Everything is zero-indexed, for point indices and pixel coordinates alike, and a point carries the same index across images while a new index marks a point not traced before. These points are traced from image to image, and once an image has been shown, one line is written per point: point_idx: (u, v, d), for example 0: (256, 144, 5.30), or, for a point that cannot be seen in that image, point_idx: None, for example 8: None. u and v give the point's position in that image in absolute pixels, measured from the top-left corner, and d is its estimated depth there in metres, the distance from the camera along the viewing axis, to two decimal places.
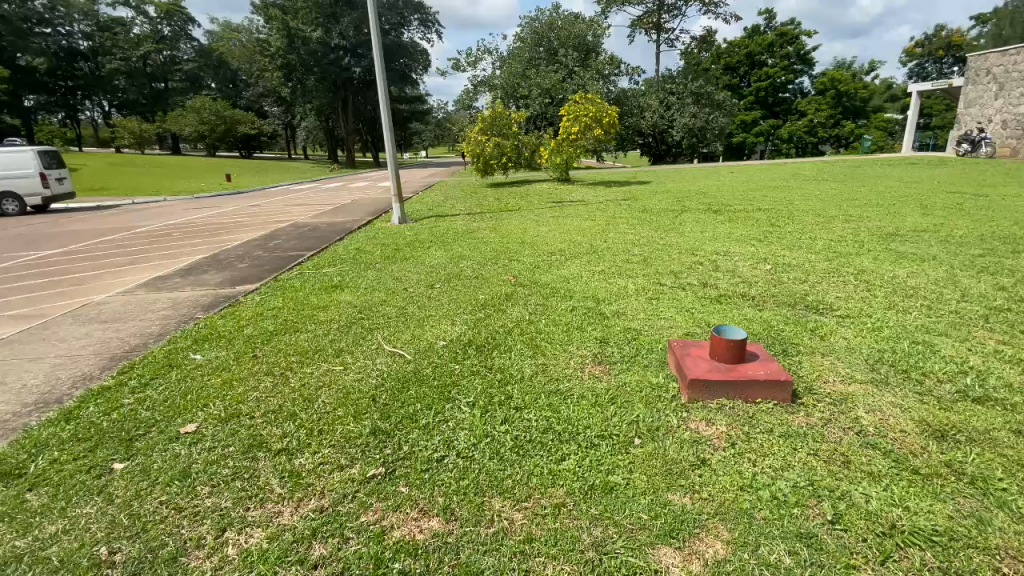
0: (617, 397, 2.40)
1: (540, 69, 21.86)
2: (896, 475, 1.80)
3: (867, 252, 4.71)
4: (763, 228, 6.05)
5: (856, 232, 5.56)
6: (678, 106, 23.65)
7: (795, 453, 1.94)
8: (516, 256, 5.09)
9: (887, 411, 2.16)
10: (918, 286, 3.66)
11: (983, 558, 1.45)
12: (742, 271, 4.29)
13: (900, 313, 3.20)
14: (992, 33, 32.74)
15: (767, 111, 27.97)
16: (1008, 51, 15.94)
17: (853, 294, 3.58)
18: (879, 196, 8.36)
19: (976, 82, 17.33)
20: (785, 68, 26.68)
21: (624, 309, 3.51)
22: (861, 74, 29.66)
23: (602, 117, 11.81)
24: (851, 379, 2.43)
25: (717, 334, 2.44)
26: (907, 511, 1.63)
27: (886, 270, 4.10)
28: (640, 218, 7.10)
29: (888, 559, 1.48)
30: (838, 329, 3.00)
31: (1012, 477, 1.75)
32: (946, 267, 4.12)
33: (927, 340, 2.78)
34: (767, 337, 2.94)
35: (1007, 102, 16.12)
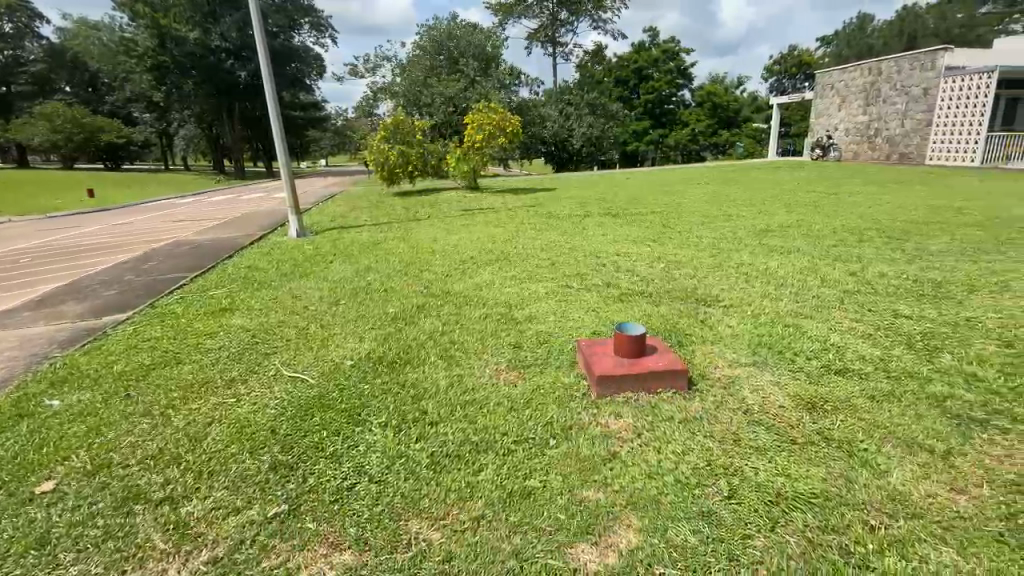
0: (532, 401, 2.42)
1: (441, 77, 21.84)
2: (779, 446, 1.99)
3: (745, 247, 5.24)
4: (657, 230, 6.52)
5: (736, 230, 6.15)
6: (576, 116, 24.86)
7: (693, 437, 2.08)
8: (426, 265, 5.02)
9: (768, 390, 2.40)
10: (787, 276, 4.13)
11: (854, 514, 1.65)
12: (641, 269, 4.59)
13: (773, 300, 3.59)
14: (832, 53, 38.16)
15: (655, 121, 30.34)
16: (846, 68, 18.67)
17: (735, 286, 3.95)
18: (752, 197, 9.36)
19: (824, 96, 20.17)
20: (668, 82, 29.23)
21: (536, 313, 3.58)
22: (733, 87, 33.19)
23: (506, 127, 12.04)
24: (736, 364, 2.67)
25: (619, 331, 2.55)
26: (789, 478, 1.81)
27: (760, 262, 4.59)
28: (546, 224, 7.31)
29: (777, 524, 1.63)
30: (724, 319, 3.29)
31: (869, 438, 2.02)
32: (808, 257, 4.69)
33: (796, 323, 3.14)
34: (663, 330, 3.15)
35: (848, 113, 18.87)
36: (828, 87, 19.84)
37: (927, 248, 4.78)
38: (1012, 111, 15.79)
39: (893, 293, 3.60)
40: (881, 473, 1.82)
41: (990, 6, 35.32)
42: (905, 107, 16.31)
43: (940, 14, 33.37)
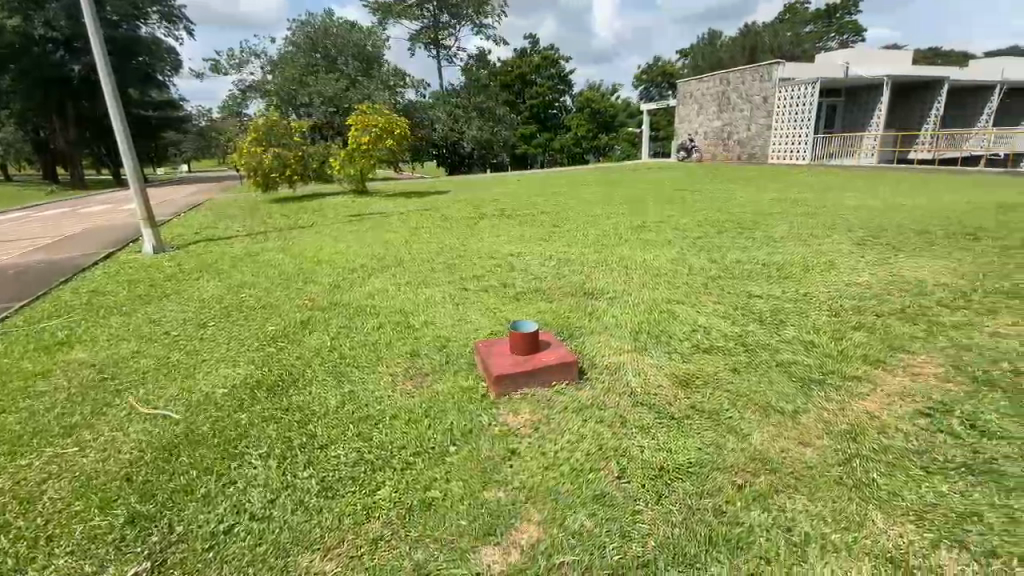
0: (430, 409, 2.37)
1: (319, 77, 20.69)
2: (661, 424, 2.15)
3: (625, 242, 5.64)
4: (547, 229, 6.77)
5: (618, 227, 6.60)
6: (464, 119, 25.01)
7: (585, 425, 2.16)
8: (312, 277, 4.71)
9: (652, 372, 2.59)
10: (661, 267, 4.52)
11: (726, 476, 1.82)
12: (534, 268, 4.72)
13: (651, 290, 3.90)
14: (691, 65, 42.62)
15: (541, 125, 31.58)
16: (702, 78, 20.95)
17: (618, 279, 4.24)
18: (630, 195, 10.14)
19: (686, 103, 22.44)
20: (550, 87, 30.59)
21: (432, 318, 3.53)
22: (610, 93, 35.60)
23: (394, 130, 11.70)
24: (622, 350, 2.86)
25: (514, 330, 2.58)
26: (670, 451, 1.96)
27: (638, 256, 4.97)
28: (439, 227, 7.26)
29: (663, 496, 1.74)
30: (609, 309, 3.51)
31: (734, 406, 2.26)
32: (679, 249, 5.17)
33: (671, 309, 3.45)
34: (555, 325, 3.28)
35: (706, 118, 21.18)
36: (688, 95, 22.14)
37: (772, 236, 5.52)
38: (829, 117, 18.83)
39: (748, 276, 4.10)
40: (746, 437, 2.03)
41: (808, 27, 41.82)
42: (750, 113, 18.71)
43: (772, 33, 38.75)
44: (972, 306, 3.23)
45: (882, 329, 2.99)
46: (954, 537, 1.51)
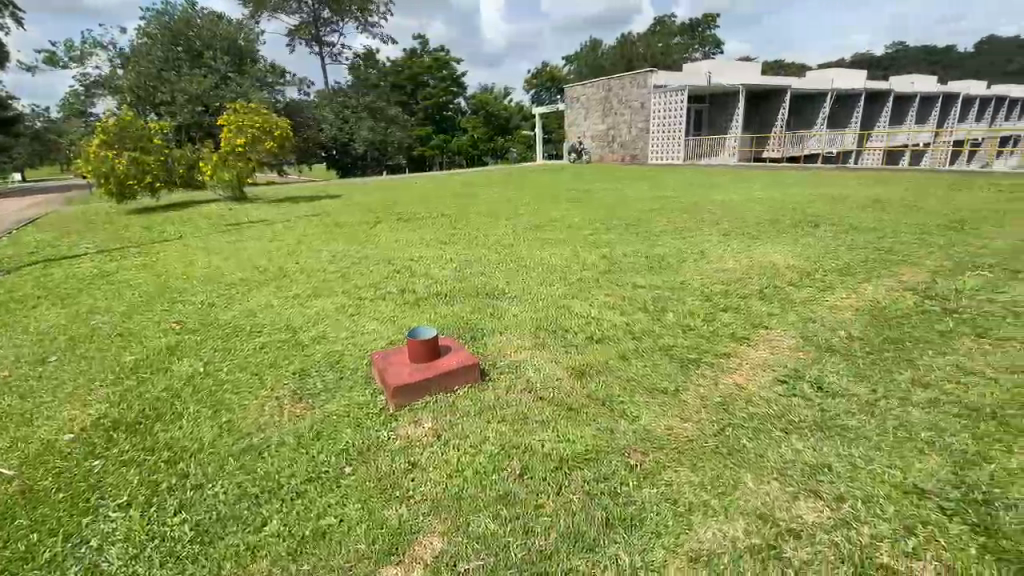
0: (323, 431, 2.22)
1: (182, 73, 18.65)
2: (561, 416, 2.21)
3: (523, 242, 5.77)
4: (446, 232, 6.71)
5: (515, 227, 6.72)
6: (354, 121, 24.03)
7: (487, 426, 2.15)
8: (181, 296, 4.22)
9: (550, 367, 2.66)
10: (557, 264, 4.69)
11: (620, 459, 1.91)
12: (433, 271, 4.65)
13: (549, 286, 4.03)
14: (576, 71, 44.90)
15: (437, 126, 31.32)
16: (587, 84, 22.13)
17: (518, 278, 4.31)
18: (525, 196, 10.41)
19: (573, 106, 23.55)
20: (443, 89, 30.46)
21: (325, 332, 3.32)
22: (503, 96, 36.29)
23: (273, 130, 10.95)
24: (522, 348, 2.90)
25: (411, 337, 2.48)
26: (569, 443, 2.02)
27: (536, 254, 5.10)
28: (329, 234, 6.88)
29: (563, 487, 1.78)
30: (509, 308, 3.56)
31: (626, 392, 2.38)
32: (574, 246, 5.40)
33: (567, 304, 3.59)
34: (456, 328, 3.24)
35: (592, 121, 22.42)
36: (575, 99, 23.27)
37: (655, 230, 5.96)
38: (698, 121, 20.88)
39: (636, 269, 4.39)
40: (637, 420, 2.16)
41: (676, 39, 45.94)
42: (631, 117, 20.14)
43: (646, 43, 42.06)
44: (814, 284, 3.75)
45: (746, 309, 3.36)
46: (808, 488, 1.73)
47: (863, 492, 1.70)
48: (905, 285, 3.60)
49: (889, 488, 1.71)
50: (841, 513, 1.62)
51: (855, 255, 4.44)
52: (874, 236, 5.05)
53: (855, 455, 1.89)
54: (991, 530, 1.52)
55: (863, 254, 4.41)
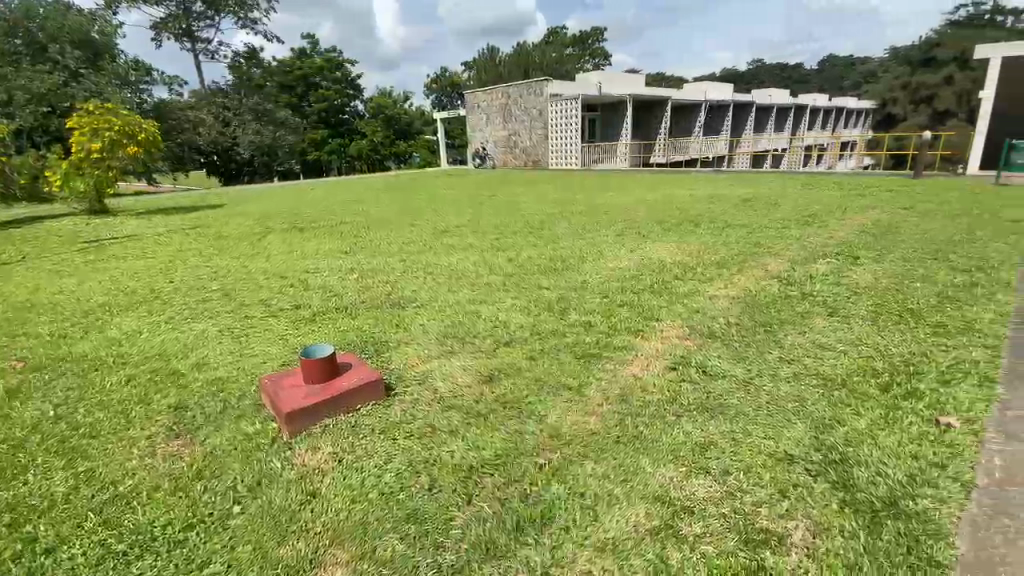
0: (206, 469, 1.99)
1: (18, 66, 16.03)
2: (469, 424, 2.19)
3: (429, 248, 5.68)
4: (346, 240, 6.41)
5: (419, 233, 6.62)
6: (238, 123, 22.20)
7: (393, 443, 2.07)
8: (23, 328, 3.58)
9: (457, 375, 2.62)
10: (464, 269, 4.67)
11: (530, 460, 1.93)
12: (333, 283, 4.41)
13: (455, 292, 3.99)
14: (476, 77, 45.36)
15: (333, 130, 29.93)
16: (486, 90, 22.40)
17: (424, 285, 4.23)
18: (429, 201, 10.26)
19: (474, 112, 23.72)
20: (337, 91, 29.22)
21: (207, 357, 3.00)
22: (403, 100, 35.60)
23: (136, 133, 9.64)
24: (428, 359, 2.83)
25: (305, 356, 2.30)
26: (478, 449, 2.00)
27: (443, 260, 5.05)
28: (211, 248, 6.25)
29: (473, 496, 1.76)
30: (414, 318, 3.48)
31: (533, 393, 2.42)
32: (480, 250, 5.42)
33: (475, 309, 3.58)
34: (357, 343, 3.09)
35: (493, 127, 22.75)
36: (475, 105, 23.43)
37: (556, 233, 6.17)
38: (593, 127, 22.05)
39: (540, 271, 4.51)
40: (544, 419, 2.20)
41: (568, 49, 48.16)
42: (530, 123, 20.74)
43: (541, 52, 43.68)
44: (698, 277, 4.11)
45: (641, 303, 3.59)
46: (699, 466, 1.87)
47: (743, 464, 1.88)
48: (771, 274, 4.07)
49: (763, 457, 1.91)
50: (726, 485, 1.77)
51: (730, 249, 4.93)
52: (746, 231, 5.65)
53: (737, 431, 2.08)
54: (846, 484, 1.75)
55: (737, 248, 4.92)
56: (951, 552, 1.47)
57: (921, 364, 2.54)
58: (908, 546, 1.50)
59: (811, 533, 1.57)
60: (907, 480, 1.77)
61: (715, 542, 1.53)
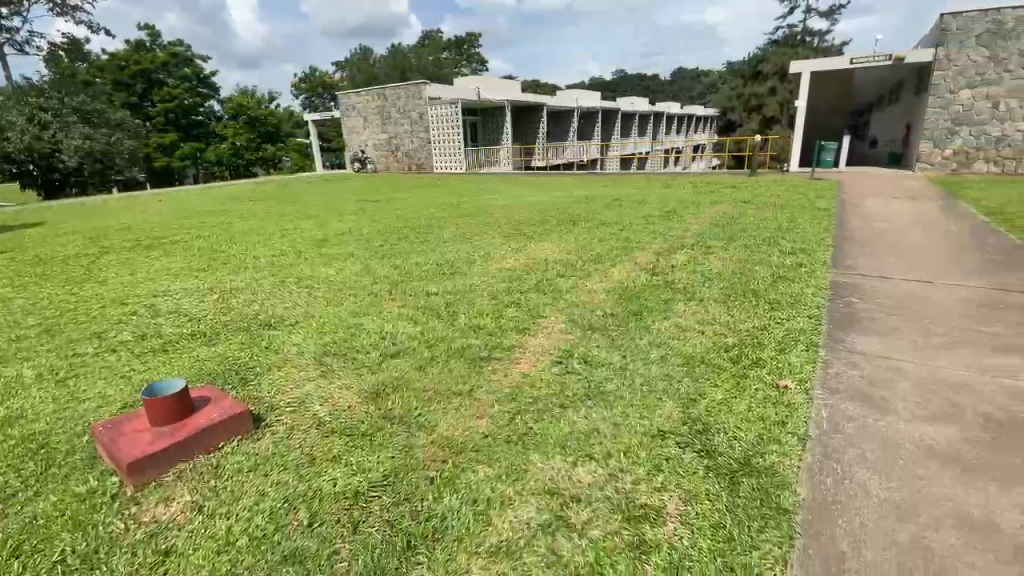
0: (22, 545, 1.64)
1: None
2: (353, 446, 2.06)
3: (304, 259, 5.29)
4: (205, 256, 5.73)
5: (293, 245, 6.13)
6: (60, 126, 18.87)
7: (265, 479, 1.88)
8: None
9: (338, 396, 2.46)
10: (345, 280, 4.42)
11: (419, 475, 1.87)
12: (190, 306, 3.91)
13: (335, 306, 3.76)
14: (349, 78, 43.61)
15: (185, 133, 26.76)
16: (361, 92, 21.58)
17: (298, 301, 3.92)
18: (303, 209, 9.58)
19: (348, 114, 22.64)
20: (187, 90, 26.45)
21: (21, 409, 2.48)
22: (269, 101, 32.94)
23: None
24: (304, 382, 2.62)
25: (150, 395, 1.98)
26: (363, 472, 1.89)
27: (320, 272, 4.74)
28: (25, 275, 5.21)
29: (359, 523, 1.65)
30: (289, 338, 3.20)
31: (421, 404, 2.35)
32: (362, 259, 5.18)
33: (357, 323, 3.40)
34: (221, 371, 2.77)
35: (371, 131, 21.94)
36: (350, 107, 22.42)
37: (442, 237, 6.10)
38: (474, 131, 22.29)
39: (426, 277, 4.42)
40: (434, 430, 2.14)
41: (444, 53, 48.32)
42: (410, 127, 20.38)
43: (417, 55, 43.36)
44: (578, 273, 4.32)
45: (527, 303, 3.68)
46: (584, 454, 1.96)
47: (622, 446, 2.01)
48: (640, 266, 4.43)
49: (640, 437, 2.06)
50: (609, 469, 1.88)
51: (606, 245, 5.27)
52: (619, 228, 6.09)
53: (616, 416, 2.21)
54: (708, 452, 1.95)
55: (612, 244, 5.27)
56: (794, 498, 1.70)
57: (763, 337, 2.93)
58: (760, 499, 1.71)
59: (684, 501, 1.72)
60: (756, 440, 2.02)
61: (602, 525, 1.61)
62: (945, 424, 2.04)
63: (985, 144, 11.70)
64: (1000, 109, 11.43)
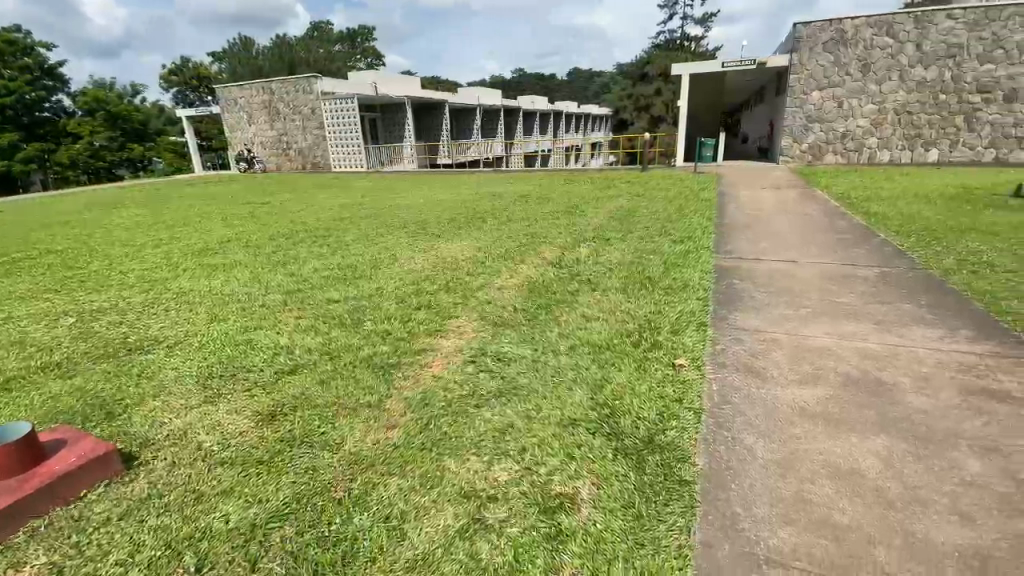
0: None
1: None
2: (246, 476, 1.88)
3: (183, 272, 4.76)
4: (56, 275, 4.95)
5: (169, 257, 5.48)
6: None
7: (142, 525, 1.66)
8: None
9: (226, 421, 2.24)
10: (233, 292, 4.04)
11: (327, 497, 1.75)
12: (37, 335, 3.35)
13: (222, 322, 3.42)
14: (228, 71, 40.06)
15: (25, 132, 22.94)
16: (243, 86, 19.89)
17: (177, 319, 3.51)
18: (180, 216, 8.63)
19: (230, 110, 20.76)
20: (29, 83, 22.54)
21: None
22: (132, 95, 29.28)
23: None
24: (185, 410, 2.35)
25: None
26: (261, 503, 1.73)
27: (202, 285, 4.30)
28: None
29: (258, 560, 1.51)
30: (166, 362, 2.86)
31: (324, 421, 2.21)
32: (252, 268, 4.78)
33: (248, 339, 3.12)
34: (81, 408, 2.39)
35: (258, 128, 20.28)
36: (232, 103, 20.56)
37: (342, 240, 5.80)
38: (373, 128, 21.52)
39: (326, 283, 4.19)
40: (341, 447, 2.02)
41: (336, 48, 46.17)
42: (303, 124, 19.16)
43: (306, 49, 40.95)
44: (487, 271, 4.33)
45: (435, 303, 3.62)
46: (499, 451, 1.96)
47: (534, 439, 2.03)
48: (546, 260, 4.54)
49: (553, 429, 2.09)
50: (524, 464, 1.89)
51: (512, 241, 5.34)
52: (524, 224, 6.20)
53: (529, 409, 2.24)
54: (616, 435, 2.04)
55: (517, 240, 5.35)
56: (694, 470, 1.83)
57: (659, 321, 3.13)
58: (664, 474, 1.82)
59: (596, 485, 1.78)
60: (659, 418, 2.15)
61: (519, 521, 1.62)
62: (813, 386, 2.32)
63: (832, 139, 13.52)
64: (842, 108, 13.26)
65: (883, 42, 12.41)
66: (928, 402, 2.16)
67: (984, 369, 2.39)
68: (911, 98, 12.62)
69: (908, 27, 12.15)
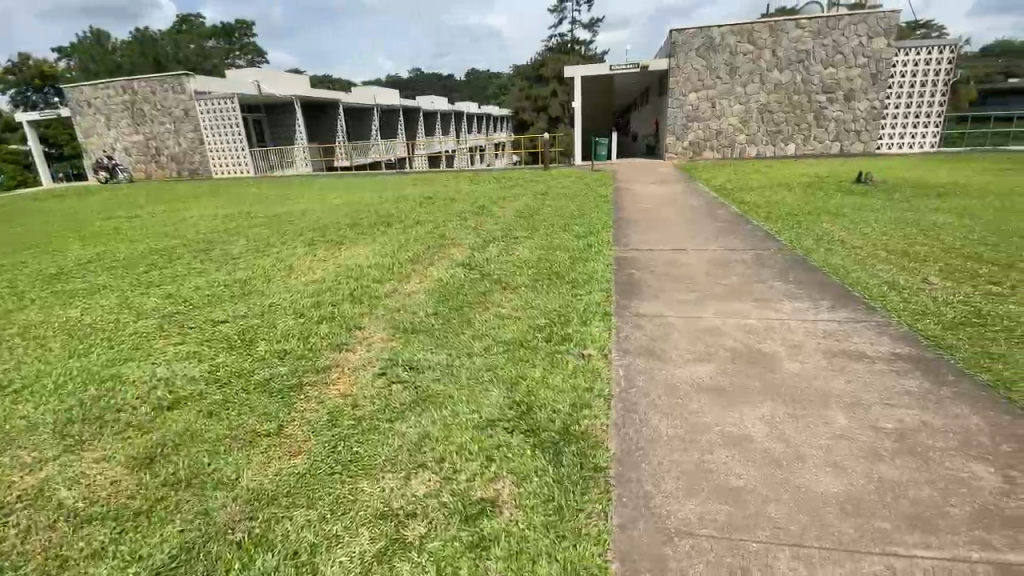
0: None
1: None
2: (124, 530, 1.65)
3: (31, 302, 4.08)
4: None
5: (11, 285, 4.67)
6: None
7: None
8: None
9: (94, 471, 1.94)
10: (95, 321, 3.53)
11: (224, 542, 1.57)
12: None
13: (82, 356, 2.97)
14: (78, 68, 35.04)
15: None
16: (97, 85, 17.47)
17: (23, 359, 2.99)
18: (23, 237, 7.39)
19: (83, 113, 18.17)
20: None
21: None
22: None
23: None
24: (39, 464, 2.00)
25: None
26: (142, 560, 1.52)
27: (57, 315, 3.71)
28: None
29: None
30: (10, 411, 2.41)
31: (216, 456, 1.99)
32: (120, 291, 4.21)
33: (117, 373, 2.73)
34: None
35: (119, 131, 17.95)
36: (84, 103, 17.96)
37: (229, 254, 5.30)
38: (260, 131, 19.98)
39: (210, 302, 3.79)
40: (238, 483, 1.83)
41: (210, 44, 42.17)
42: (176, 127, 17.27)
43: (174, 43, 36.91)
44: (393, 277, 4.19)
45: (339, 315, 3.43)
46: (416, 464, 1.90)
47: (452, 445, 1.99)
48: (454, 262, 4.50)
49: (470, 433, 2.07)
50: (443, 473, 1.84)
51: (417, 244, 5.22)
52: (429, 226, 6.09)
53: (445, 416, 2.19)
54: (534, 431, 2.06)
55: (423, 243, 5.24)
56: (607, 455, 1.91)
57: (567, 314, 3.23)
58: (580, 463, 1.87)
59: (515, 484, 1.79)
60: (572, 408, 2.20)
61: (440, 534, 1.57)
62: (707, 362, 2.53)
63: (709, 136, 14.88)
64: (716, 108, 14.62)
65: (746, 48, 13.89)
66: (800, 366, 2.44)
67: (842, 334, 2.75)
68: (771, 99, 14.24)
69: (764, 35, 13.73)
